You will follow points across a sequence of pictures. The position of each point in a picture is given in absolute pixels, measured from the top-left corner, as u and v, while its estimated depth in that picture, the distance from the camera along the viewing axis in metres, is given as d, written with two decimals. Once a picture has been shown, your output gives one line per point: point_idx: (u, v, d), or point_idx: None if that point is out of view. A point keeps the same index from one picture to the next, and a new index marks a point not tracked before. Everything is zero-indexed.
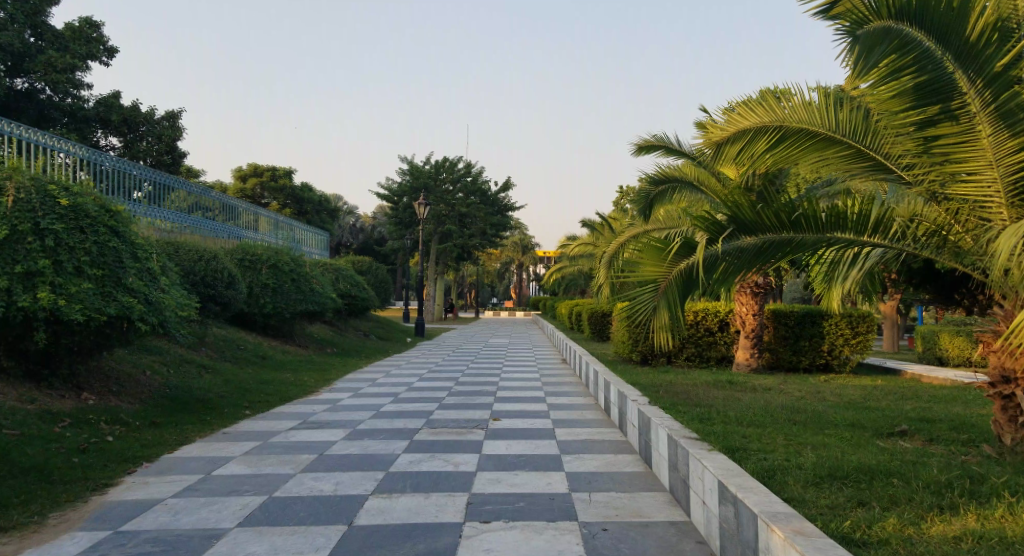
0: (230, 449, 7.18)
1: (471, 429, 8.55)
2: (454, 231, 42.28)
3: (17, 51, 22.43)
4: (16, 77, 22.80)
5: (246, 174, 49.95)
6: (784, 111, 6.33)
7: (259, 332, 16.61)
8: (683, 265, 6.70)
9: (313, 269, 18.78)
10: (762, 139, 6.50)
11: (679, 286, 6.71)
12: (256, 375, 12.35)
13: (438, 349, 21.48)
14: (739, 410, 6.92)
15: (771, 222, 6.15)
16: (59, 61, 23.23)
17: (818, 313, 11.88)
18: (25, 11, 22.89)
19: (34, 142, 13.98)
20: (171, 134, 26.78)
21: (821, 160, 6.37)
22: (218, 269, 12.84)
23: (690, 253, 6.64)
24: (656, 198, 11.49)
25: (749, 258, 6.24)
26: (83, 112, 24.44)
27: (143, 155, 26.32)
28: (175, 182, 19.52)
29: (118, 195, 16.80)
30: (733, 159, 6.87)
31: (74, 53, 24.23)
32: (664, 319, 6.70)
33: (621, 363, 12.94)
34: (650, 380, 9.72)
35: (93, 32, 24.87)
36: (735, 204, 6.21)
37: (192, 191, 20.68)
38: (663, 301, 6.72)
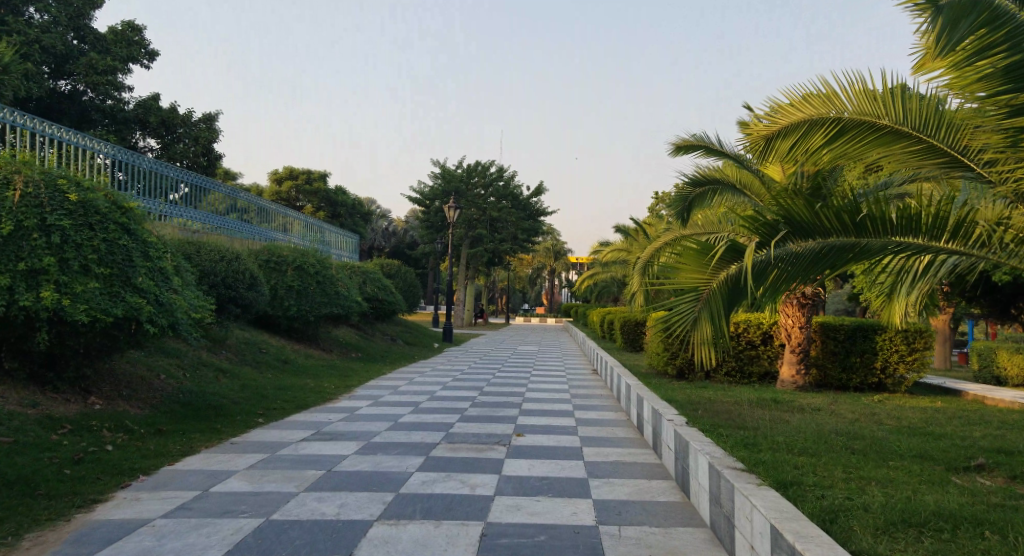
0: (235, 462, 6.64)
1: (492, 445, 7.97)
2: (485, 236, 41.85)
3: (59, 52, 22.59)
4: (59, 79, 23.05)
5: (281, 176, 50.11)
6: (845, 101, 5.73)
7: (282, 335, 16.25)
8: (728, 271, 6.05)
9: (340, 272, 18.39)
10: (818, 133, 5.88)
11: (724, 294, 6.05)
12: (274, 380, 11.93)
13: (465, 356, 20.97)
14: (789, 436, 6.25)
15: (830, 225, 5.46)
16: (100, 63, 23.36)
17: (871, 327, 11.13)
18: (66, 13, 23.03)
19: (70, 142, 13.80)
20: (208, 137, 26.48)
21: (886, 156, 5.74)
22: (240, 270, 12.49)
23: (737, 258, 6.01)
24: (694, 200, 10.86)
25: (805, 264, 5.52)
26: (123, 114, 24.24)
27: (180, 157, 26.02)
28: (210, 183, 19.36)
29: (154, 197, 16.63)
30: (784, 156, 6.27)
31: (115, 56, 24.49)
32: (707, 332, 6.07)
33: (655, 376, 12.27)
34: (686, 397, 9.04)
35: (135, 36, 25.18)
36: (790, 203, 5.52)
37: (226, 192, 20.53)
38: (705, 311, 6.08)
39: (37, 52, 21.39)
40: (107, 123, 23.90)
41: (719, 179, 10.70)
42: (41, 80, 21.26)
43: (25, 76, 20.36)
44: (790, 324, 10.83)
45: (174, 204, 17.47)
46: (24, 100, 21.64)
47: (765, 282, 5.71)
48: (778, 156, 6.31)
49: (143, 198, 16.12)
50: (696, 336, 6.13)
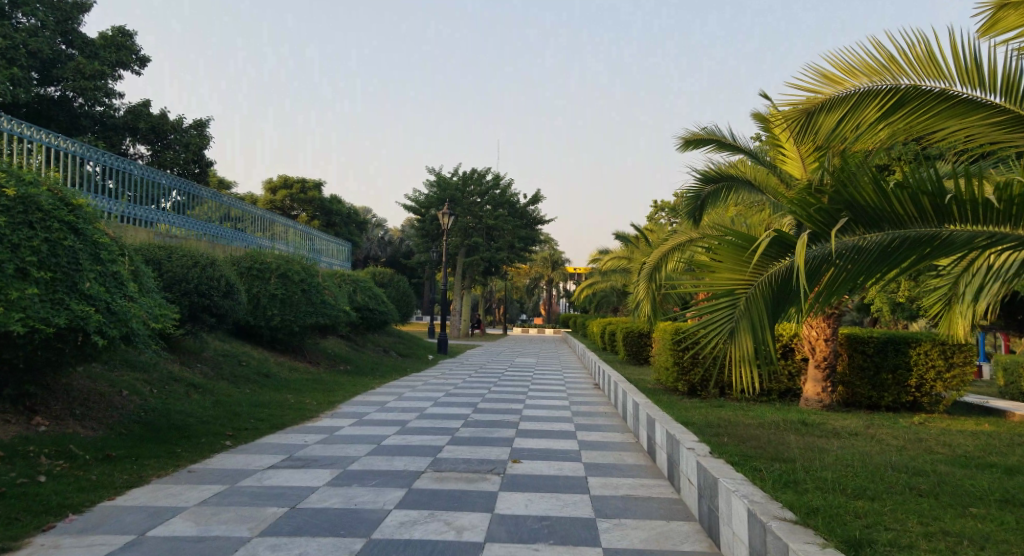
0: (185, 497, 5.77)
1: (484, 474, 7.02)
2: (481, 244, 40.97)
3: (46, 57, 21.63)
4: (46, 85, 22.00)
5: (275, 185, 49.20)
6: (902, 68, 5.32)
7: (265, 347, 15.33)
8: (773, 271, 5.23)
9: (327, 280, 17.45)
10: (871, 105, 5.48)
11: (769, 297, 5.21)
12: (249, 396, 11.01)
13: (458, 369, 20.02)
14: (837, 471, 5.32)
15: (899, 210, 4.73)
16: (87, 67, 22.41)
17: (904, 339, 10.26)
18: (54, 18, 22.13)
19: (59, 149, 12.96)
20: (199, 143, 25.60)
21: (956, 128, 5.29)
22: (216, 277, 11.53)
23: (783, 252, 5.19)
24: (706, 200, 10.00)
25: (869, 260, 4.77)
26: (113, 120, 23.65)
27: (170, 165, 25.00)
28: (206, 192, 18.56)
29: (146, 207, 15.78)
30: (831, 133, 5.82)
31: (104, 61, 23.60)
32: (747, 343, 5.23)
33: (664, 393, 11.36)
34: (703, 418, 8.09)
35: (127, 41, 24.32)
36: (857, 186, 4.76)
37: (222, 201, 19.77)
38: (746, 320, 5.26)
39: (21, 54, 20.48)
40: (94, 129, 23.18)
41: (733, 175, 9.80)
42: (30, 85, 20.28)
43: (10, 81, 19.34)
44: (816, 335, 9.94)
45: (166, 211, 16.60)
46: (11, 106, 20.78)
47: (819, 282, 4.97)
48: (823, 134, 5.83)
49: (134, 206, 15.28)
50: (734, 349, 5.31)
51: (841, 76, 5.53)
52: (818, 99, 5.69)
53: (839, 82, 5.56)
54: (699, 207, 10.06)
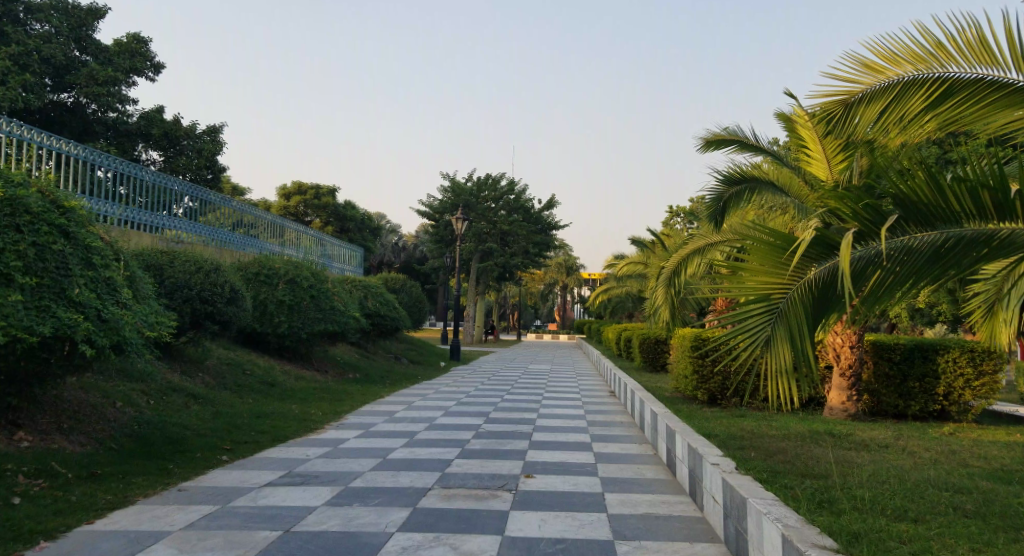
0: (171, 519, 5.41)
1: (493, 491, 6.59)
2: (495, 250, 40.63)
3: (58, 63, 21.58)
4: (59, 92, 21.89)
5: (289, 191, 49.15)
6: (949, 54, 4.98)
7: (273, 355, 15.01)
8: (814, 276, 4.97)
9: (337, 285, 17.12)
10: (916, 95, 5.17)
11: (807, 303, 4.96)
12: (252, 406, 10.66)
13: (471, 376, 19.64)
14: (875, 489, 4.84)
15: (955, 207, 4.54)
16: (101, 74, 22.16)
17: (932, 346, 9.76)
18: (67, 23, 22.09)
19: (74, 155, 12.77)
20: (212, 149, 25.41)
21: (1013, 119, 4.97)
22: (220, 284, 11.18)
23: (827, 253, 4.93)
24: (728, 202, 9.57)
25: (922, 261, 4.58)
26: (125, 126, 23.47)
27: (183, 170, 24.76)
28: (219, 198, 18.37)
29: (158, 214, 15.54)
30: (873, 125, 5.55)
31: (118, 67, 23.44)
32: (784, 353, 4.95)
33: (682, 402, 10.92)
34: (725, 430, 7.62)
35: (141, 48, 24.18)
36: (910, 182, 4.54)
37: (236, 208, 19.60)
38: (782, 329, 4.98)
39: (32, 60, 20.41)
40: (108, 136, 23.08)
41: (756, 176, 9.38)
42: (41, 91, 20.27)
43: (23, 87, 19.34)
44: (841, 342, 9.45)
45: (178, 217, 16.39)
46: (26, 114, 20.95)
47: (864, 285, 4.77)
48: (864, 127, 5.56)
49: (147, 213, 15.09)
50: (769, 359, 5.04)
51: (881, 65, 5.20)
52: (857, 90, 5.42)
53: (879, 71, 5.25)
54: (721, 210, 9.64)
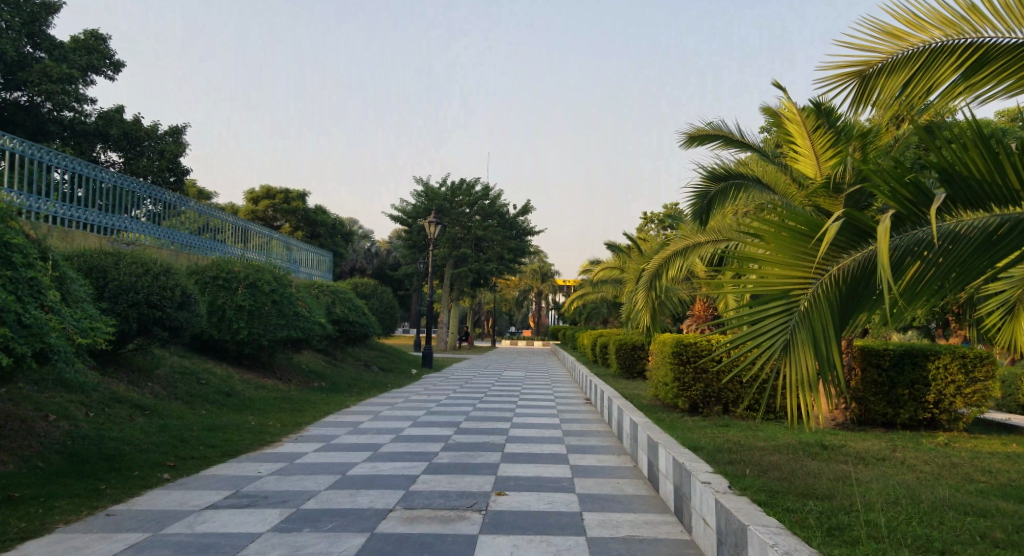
0: (90, 552, 4.75)
1: (461, 511, 5.99)
2: (469, 255, 40.07)
3: (10, 60, 20.51)
4: (12, 91, 20.89)
5: (258, 196, 48.06)
6: (981, 18, 4.65)
7: (232, 363, 14.26)
8: (844, 269, 4.66)
9: (302, 290, 16.39)
10: (946, 62, 4.83)
11: (834, 299, 4.65)
12: (204, 418, 9.95)
13: (443, 384, 19.02)
14: (889, 514, 4.35)
15: (1013, 185, 4.19)
16: (55, 70, 21.18)
17: (923, 353, 9.38)
18: (19, 19, 21.08)
19: (29, 155, 12.00)
20: (174, 150, 24.55)
21: None
22: (170, 288, 10.47)
23: (861, 241, 4.62)
24: (714, 199, 9.37)
25: (969, 249, 4.25)
26: (83, 126, 22.40)
27: (144, 173, 23.86)
28: (184, 201, 17.57)
29: (119, 217, 14.74)
30: (892, 103, 5.18)
31: (73, 64, 22.56)
32: (805, 359, 4.65)
33: (661, 411, 10.45)
34: (711, 442, 7.13)
35: (99, 46, 23.38)
36: (958, 158, 4.20)
37: (203, 212, 18.85)
38: (804, 330, 4.67)
39: None
40: (64, 135, 22.00)
41: (743, 173, 9.17)
42: None
43: None
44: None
45: (139, 221, 15.62)
46: None
47: (902, 278, 4.42)
48: (884, 103, 5.17)
49: (107, 216, 14.31)
50: (788, 364, 4.73)
51: (904, 30, 4.85)
52: (876, 60, 5.06)
53: (901, 37, 4.89)
54: (707, 209, 9.45)
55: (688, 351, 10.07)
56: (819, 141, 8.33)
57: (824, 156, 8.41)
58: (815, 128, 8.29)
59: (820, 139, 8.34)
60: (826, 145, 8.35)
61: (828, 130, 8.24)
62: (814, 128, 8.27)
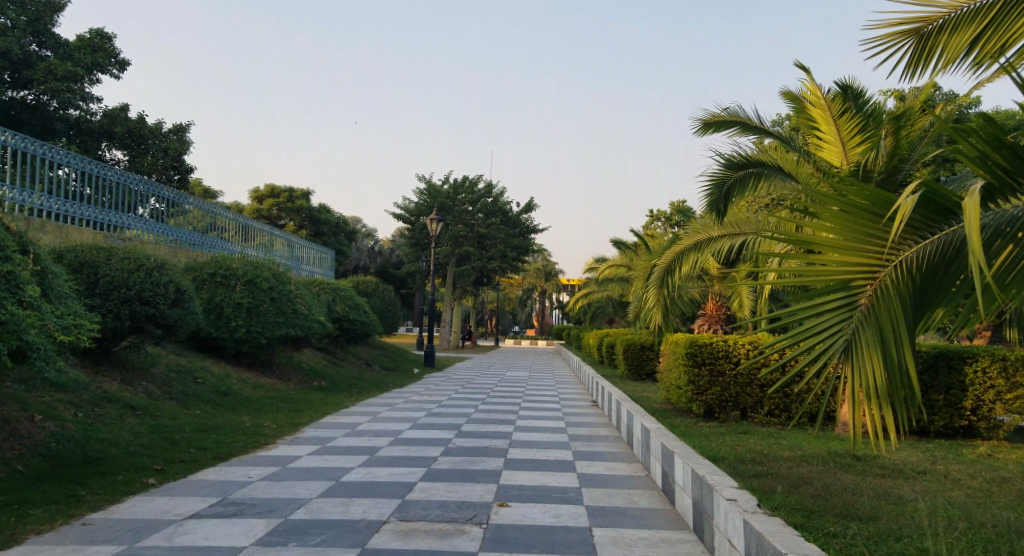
0: None
1: (462, 524, 5.58)
2: (473, 253, 39.70)
3: (16, 58, 20.10)
4: (18, 89, 20.60)
5: (262, 194, 47.69)
6: None
7: (230, 361, 13.86)
8: (921, 255, 4.14)
9: (302, 288, 15.98)
10: (1016, 16, 4.84)
11: (906, 291, 4.12)
12: (197, 419, 9.55)
13: (445, 383, 18.64)
14: (941, 543, 3.95)
15: None
16: (60, 68, 20.82)
17: (962, 357, 9.17)
18: (25, 17, 20.67)
19: (32, 152, 11.62)
20: (179, 149, 23.93)
21: None
22: (163, 284, 10.03)
23: (938, 218, 4.12)
24: (732, 188, 9.02)
25: None
26: (89, 125, 22.07)
27: (148, 172, 23.33)
28: (188, 198, 17.17)
29: (122, 214, 14.37)
30: (958, 65, 5.18)
31: (78, 63, 22.00)
32: (869, 361, 4.16)
33: (675, 415, 10.10)
34: (733, 454, 6.83)
35: (105, 44, 22.74)
36: None
37: (209, 210, 18.49)
38: (869, 328, 4.17)
39: None
40: (69, 134, 21.69)
41: (764, 161, 8.84)
42: None
43: None
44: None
45: (144, 218, 15.27)
46: None
47: (992, 262, 4.00)
48: (949, 64, 5.18)
49: (110, 213, 13.94)
50: (849, 367, 4.26)
51: None
52: (937, 18, 5.14)
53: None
54: (724, 198, 9.08)
55: (702, 351, 9.71)
56: (847, 126, 8.32)
57: (851, 141, 8.42)
58: (842, 114, 8.29)
59: (848, 123, 8.32)
60: (854, 130, 8.35)
61: (856, 115, 8.25)
62: (841, 114, 8.25)
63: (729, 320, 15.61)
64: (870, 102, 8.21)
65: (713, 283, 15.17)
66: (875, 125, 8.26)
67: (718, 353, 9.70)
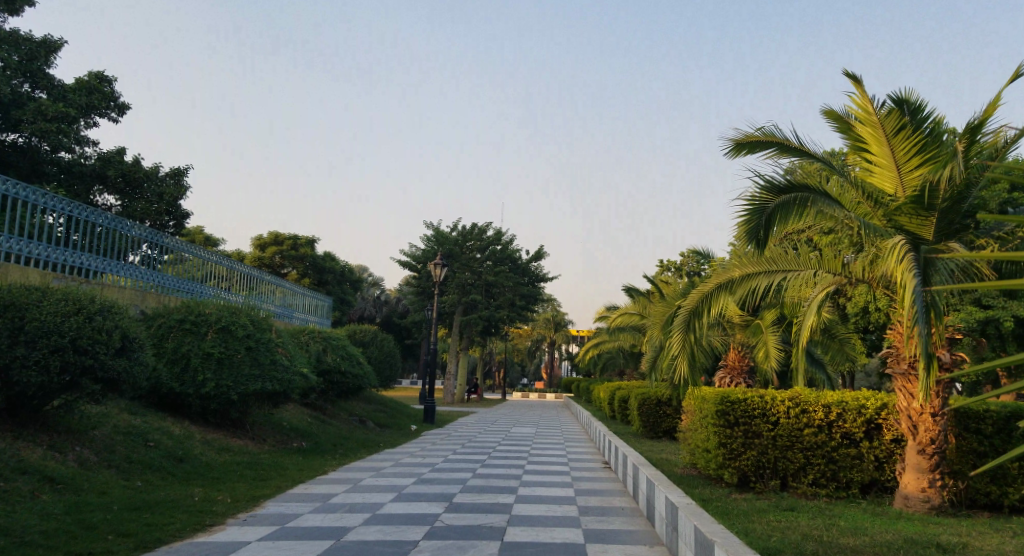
0: None
1: None
2: (479, 301, 38.35)
3: (6, 98, 19.10)
4: (7, 132, 19.23)
5: (266, 242, 46.76)
6: None
7: (196, 421, 12.41)
8: None
9: (285, 336, 14.60)
10: None
11: None
12: (135, 493, 8.10)
13: (444, 442, 17.07)
14: None
15: None
16: (51, 108, 19.51)
17: (972, 413, 8.11)
18: (18, 57, 19.87)
19: (19, 197, 10.56)
20: (174, 193, 21.92)
21: None
22: (106, 331, 8.69)
23: None
24: (773, 215, 7.69)
25: None
26: (81, 169, 20.43)
27: (141, 218, 21.44)
28: (188, 248, 16.06)
29: (114, 263, 13.20)
30: None
31: (73, 104, 20.97)
32: None
33: (700, 484, 8.63)
34: (788, 546, 5.23)
35: (103, 86, 21.75)
36: None
37: (209, 259, 17.37)
38: None
39: None
40: (58, 176, 19.95)
41: (809, 185, 7.57)
42: None
43: None
44: (920, 406, 7.41)
45: (137, 268, 13.97)
46: None
47: None
48: None
49: (103, 262, 12.81)
50: None
51: None
52: None
53: None
54: (764, 225, 7.75)
55: (734, 410, 8.33)
56: (902, 146, 7.23)
57: (908, 163, 7.31)
58: (898, 132, 7.19)
59: (903, 143, 7.23)
60: (910, 151, 7.25)
61: (913, 133, 7.17)
62: (896, 131, 7.17)
63: (753, 373, 13.92)
64: (930, 119, 7.16)
65: (735, 331, 13.68)
66: (934, 144, 7.25)
67: (750, 411, 8.31)
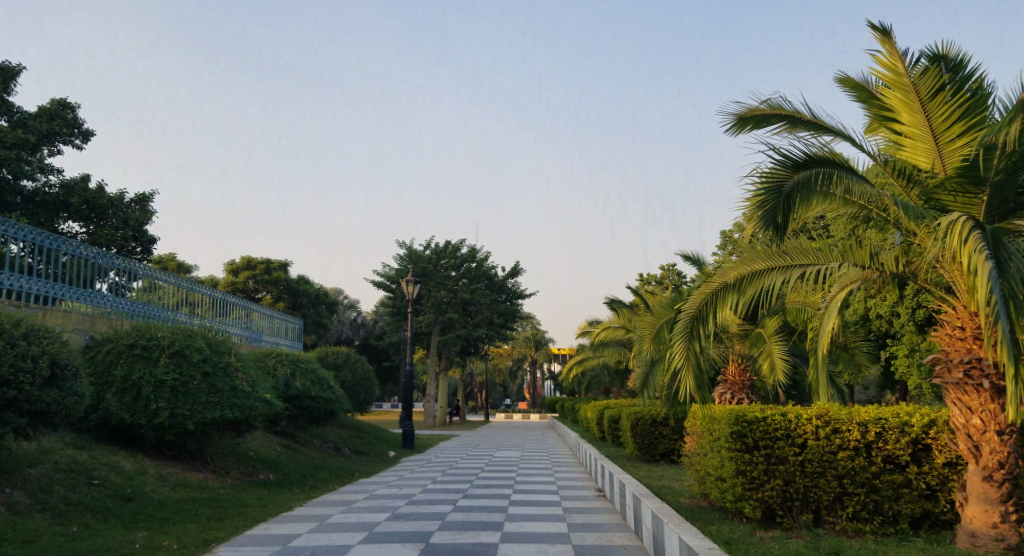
0: None
1: None
2: (457, 320, 37.31)
3: None
4: None
5: (238, 266, 45.43)
6: None
7: (151, 455, 11.32)
8: None
9: (249, 360, 13.55)
10: None
11: None
12: (67, 542, 7.03)
13: (422, 469, 16.02)
14: None
15: None
16: (8, 135, 18.28)
17: None
18: None
19: None
20: (140, 218, 20.79)
21: None
22: (31, 357, 7.63)
23: None
24: (793, 197, 6.93)
25: None
26: (44, 197, 19.19)
27: (106, 246, 20.21)
28: (156, 274, 15.06)
29: (80, 290, 12.13)
30: None
31: (32, 130, 19.72)
32: None
33: (721, 521, 7.71)
34: None
35: (65, 112, 20.53)
36: None
37: (183, 283, 16.39)
38: None
39: None
40: (22, 206, 18.65)
41: (829, 159, 6.87)
42: None
43: None
44: (981, 424, 6.65)
45: (103, 295, 12.91)
46: None
47: None
48: None
49: (66, 290, 11.77)
50: None
51: None
52: None
53: None
54: (783, 208, 6.97)
55: (753, 429, 7.49)
56: (938, 111, 6.90)
57: (947, 132, 6.98)
58: (934, 95, 6.85)
59: (940, 108, 6.90)
60: (947, 117, 6.93)
61: (951, 96, 6.85)
62: (933, 93, 6.83)
63: (754, 389, 13.15)
64: (970, 78, 6.81)
65: (734, 342, 12.94)
66: (977, 107, 6.91)
67: (769, 430, 7.50)
